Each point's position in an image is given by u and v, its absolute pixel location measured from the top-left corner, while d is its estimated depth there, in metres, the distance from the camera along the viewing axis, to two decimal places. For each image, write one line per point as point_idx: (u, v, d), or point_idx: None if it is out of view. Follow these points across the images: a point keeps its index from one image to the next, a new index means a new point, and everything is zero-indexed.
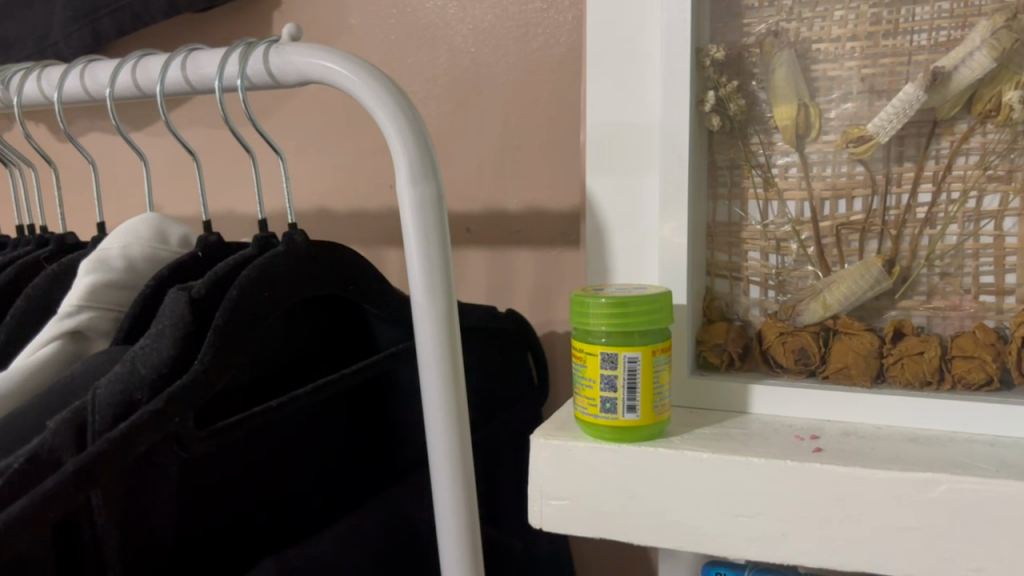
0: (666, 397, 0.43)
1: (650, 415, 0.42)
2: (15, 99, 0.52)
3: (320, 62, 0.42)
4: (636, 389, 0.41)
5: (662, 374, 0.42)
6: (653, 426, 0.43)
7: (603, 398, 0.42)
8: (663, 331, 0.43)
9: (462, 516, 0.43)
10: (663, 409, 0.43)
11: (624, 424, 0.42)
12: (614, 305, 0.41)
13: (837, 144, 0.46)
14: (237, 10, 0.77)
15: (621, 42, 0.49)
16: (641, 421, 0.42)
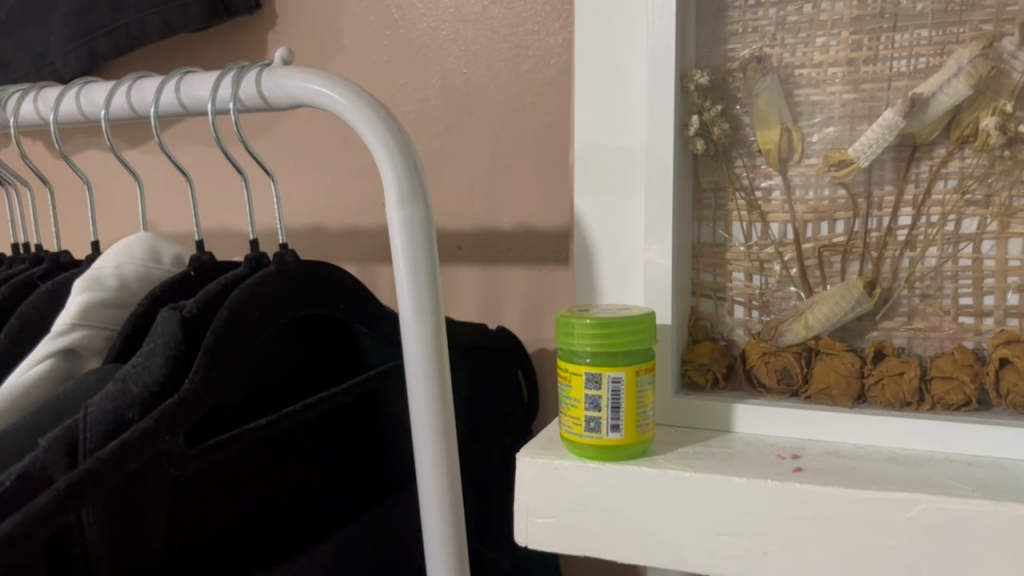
0: (649, 416, 0.43)
1: (634, 435, 0.43)
2: (11, 119, 0.52)
3: (312, 86, 0.43)
4: (620, 409, 0.42)
5: (645, 395, 0.43)
6: (636, 445, 0.43)
7: (588, 417, 0.43)
8: (647, 352, 0.44)
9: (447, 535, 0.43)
10: (646, 429, 0.43)
11: (608, 443, 0.43)
12: (600, 326, 0.42)
13: (819, 168, 0.47)
14: (232, 31, 0.78)
15: (608, 66, 0.50)
16: (624, 440, 0.42)
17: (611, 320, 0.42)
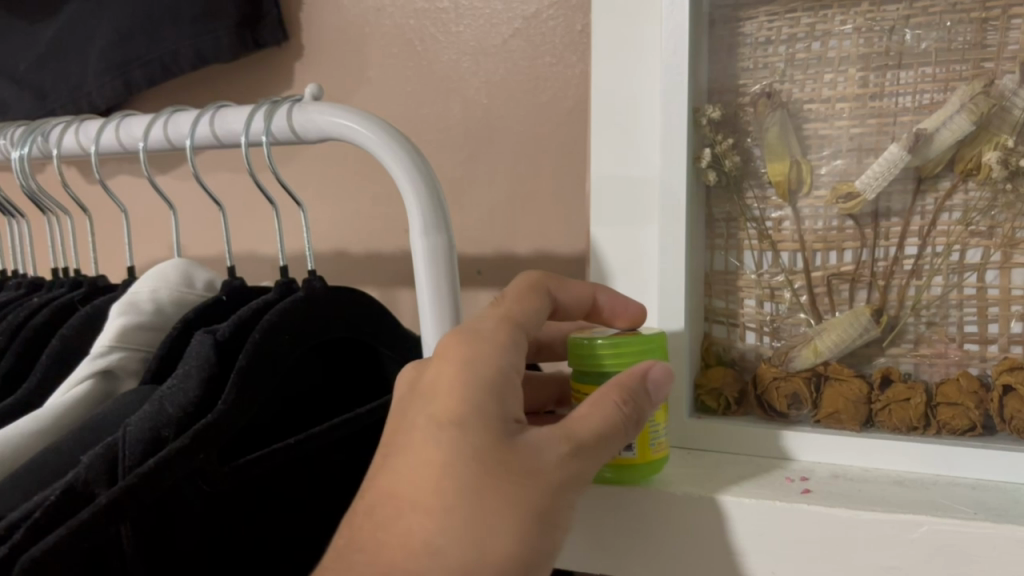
0: (660, 436, 0.44)
1: (646, 453, 0.44)
2: (54, 151, 0.55)
3: (341, 121, 0.46)
4: None
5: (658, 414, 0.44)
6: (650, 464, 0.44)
7: None
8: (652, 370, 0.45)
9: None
10: (658, 448, 0.44)
11: (620, 462, 0.44)
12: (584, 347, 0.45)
13: (828, 199, 0.49)
14: (260, 62, 0.80)
15: (624, 101, 0.52)
16: (636, 458, 0.44)
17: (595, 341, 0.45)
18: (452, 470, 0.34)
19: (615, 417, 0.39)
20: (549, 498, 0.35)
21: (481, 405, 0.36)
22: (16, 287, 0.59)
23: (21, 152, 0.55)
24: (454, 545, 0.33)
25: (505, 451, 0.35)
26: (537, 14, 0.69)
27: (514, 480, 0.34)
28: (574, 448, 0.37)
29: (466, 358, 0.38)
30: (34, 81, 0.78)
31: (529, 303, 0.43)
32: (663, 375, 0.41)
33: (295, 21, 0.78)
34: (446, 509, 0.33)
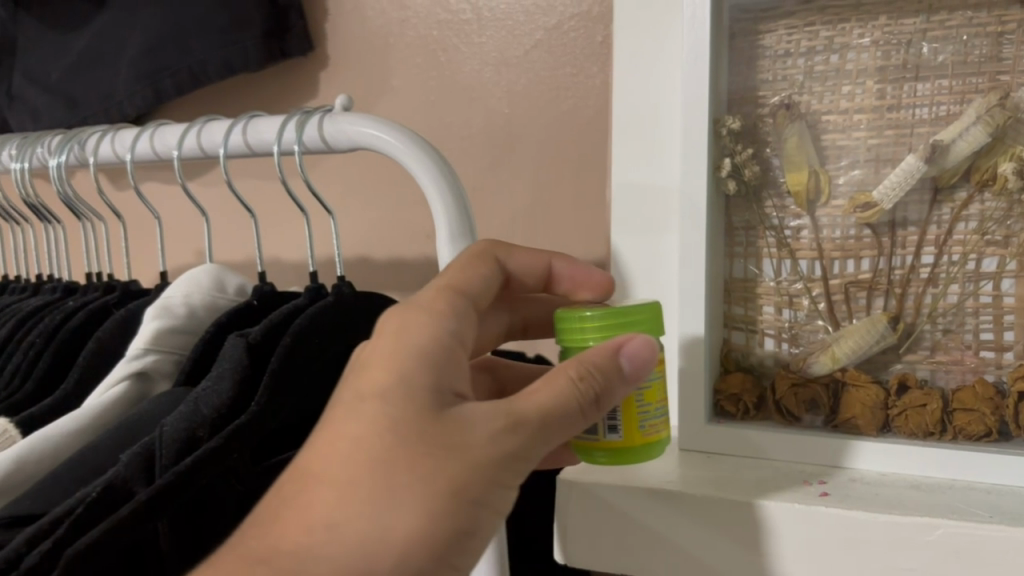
0: (653, 418, 0.43)
1: (634, 436, 0.42)
2: (91, 159, 0.57)
3: (371, 132, 0.47)
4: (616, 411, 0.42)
5: (646, 395, 0.42)
6: (641, 448, 0.43)
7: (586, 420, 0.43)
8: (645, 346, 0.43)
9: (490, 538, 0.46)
10: (649, 431, 0.43)
11: (607, 446, 0.42)
12: (572, 319, 0.42)
13: (846, 209, 0.50)
14: (285, 71, 0.82)
15: (645, 113, 0.53)
16: (624, 442, 0.42)
17: (584, 313, 0.42)
18: (366, 443, 0.32)
19: (569, 394, 0.35)
20: (474, 477, 0.33)
21: (410, 373, 0.34)
22: (52, 289, 0.60)
23: (59, 160, 0.57)
24: (357, 520, 0.31)
25: (426, 424, 0.33)
26: (558, 25, 0.70)
27: (434, 454, 0.32)
28: (513, 423, 0.34)
29: (402, 326, 0.36)
30: (66, 90, 0.80)
31: (477, 277, 0.42)
32: (640, 350, 0.38)
33: (320, 31, 0.79)
34: (355, 481, 0.32)
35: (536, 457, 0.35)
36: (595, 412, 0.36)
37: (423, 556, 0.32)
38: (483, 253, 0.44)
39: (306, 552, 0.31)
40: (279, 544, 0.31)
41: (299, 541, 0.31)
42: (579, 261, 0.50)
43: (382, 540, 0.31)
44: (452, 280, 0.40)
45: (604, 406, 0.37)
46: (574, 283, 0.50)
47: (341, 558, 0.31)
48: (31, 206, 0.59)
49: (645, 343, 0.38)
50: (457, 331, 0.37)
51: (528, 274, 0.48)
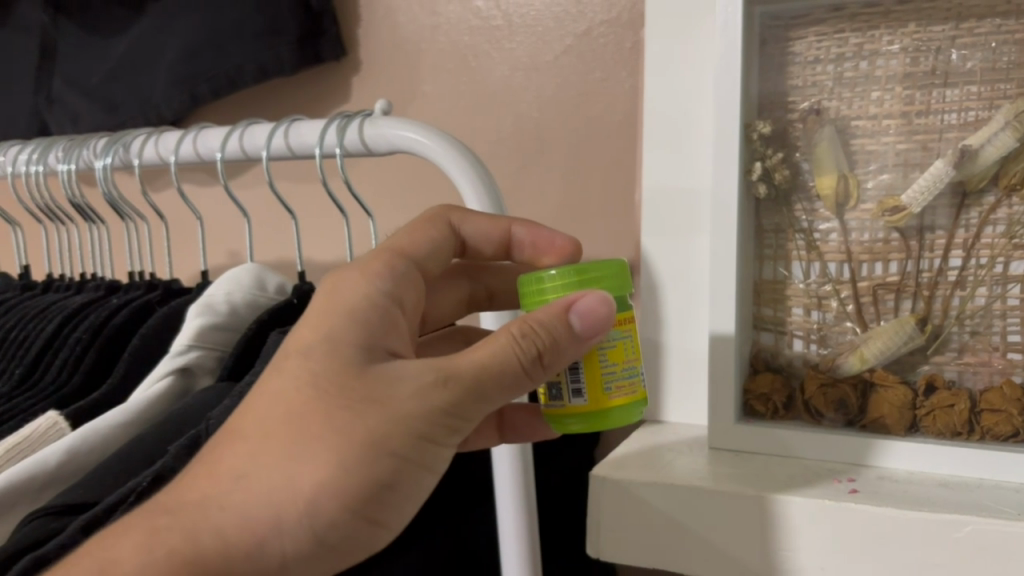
0: (619, 379, 0.39)
1: (599, 397, 0.38)
2: (136, 161, 0.58)
3: (410, 136, 0.49)
4: (578, 369, 0.38)
5: (610, 352, 0.38)
6: (612, 412, 0.39)
7: (550, 384, 0.39)
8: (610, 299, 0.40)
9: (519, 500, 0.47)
10: (617, 393, 0.39)
11: (576, 410, 0.39)
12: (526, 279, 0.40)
13: (874, 213, 0.51)
14: (318, 76, 0.83)
15: (676, 118, 0.54)
16: (592, 406, 0.38)
17: (539, 271, 0.39)
18: (282, 397, 0.34)
19: (512, 351, 0.34)
20: (394, 432, 0.33)
21: (336, 329, 0.35)
22: (95, 288, 0.63)
23: (104, 162, 0.58)
24: (269, 467, 0.33)
25: (350, 377, 0.34)
26: (588, 31, 0.71)
27: (353, 407, 0.33)
28: (442, 379, 0.34)
29: (335, 287, 0.37)
30: (106, 94, 0.83)
31: (422, 241, 0.44)
32: (593, 306, 0.35)
33: (353, 37, 0.81)
34: (269, 431, 0.33)
35: (470, 414, 0.35)
36: (540, 371, 0.35)
37: (337, 505, 0.33)
38: (434, 215, 0.46)
39: (214, 496, 0.33)
40: (190, 491, 0.33)
41: (211, 485, 0.33)
42: (539, 226, 0.47)
43: (292, 489, 0.33)
44: (398, 244, 0.43)
45: (552, 366, 0.35)
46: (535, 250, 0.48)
47: (251, 502, 0.32)
48: (77, 206, 0.61)
49: (600, 299, 0.36)
50: (394, 290, 0.39)
51: (484, 242, 0.47)
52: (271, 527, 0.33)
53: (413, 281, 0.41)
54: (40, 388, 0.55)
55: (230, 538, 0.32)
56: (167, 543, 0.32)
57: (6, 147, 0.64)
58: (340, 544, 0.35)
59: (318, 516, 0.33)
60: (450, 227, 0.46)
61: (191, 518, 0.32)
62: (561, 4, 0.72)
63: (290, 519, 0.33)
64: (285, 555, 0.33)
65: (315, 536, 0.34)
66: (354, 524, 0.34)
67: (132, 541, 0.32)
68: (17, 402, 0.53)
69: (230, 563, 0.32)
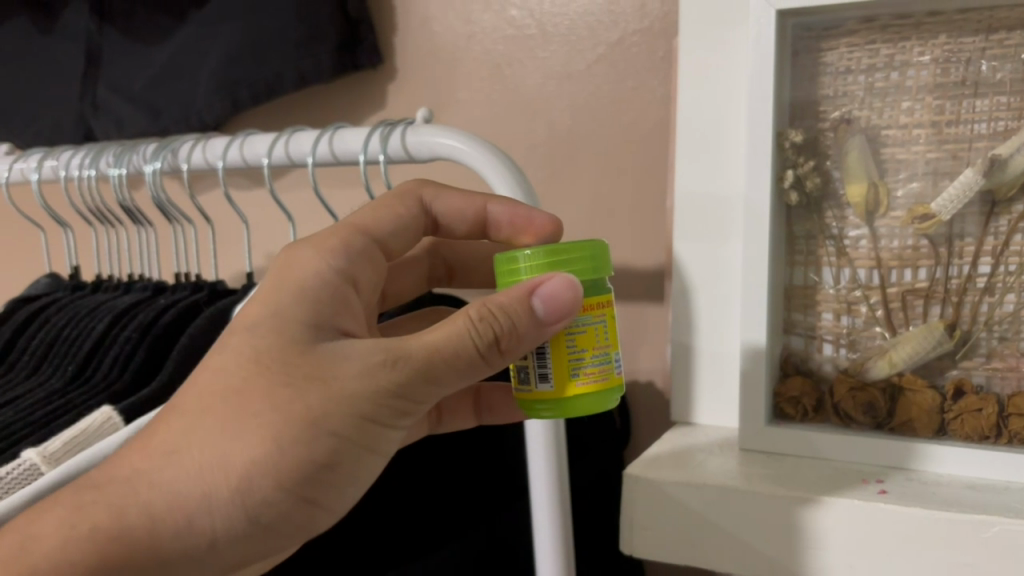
0: (587, 365, 0.42)
1: (565, 383, 0.42)
2: (184, 166, 0.60)
3: (451, 144, 0.50)
4: (546, 355, 0.42)
5: (579, 339, 0.42)
6: (578, 398, 0.42)
7: (522, 368, 0.43)
8: (587, 285, 0.43)
9: (553, 494, 0.52)
10: (583, 380, 0.42)
11: (544, 395, 0.43)
12: (506, 261, 0.44)
13: (904, 220, 0.52)
14: (354, 82, 0.85)
15: (710, 127, 0.56)
16: (556, 392, 0.42)
17: (516, 253, 0.43)
18: (209, 389, 0.39)
19: (462, 335, 0.39)
20: (332, 412, 0.39)
21: (286, 309, 0.41)
22: (142, 289, 0.66)
23: (154, 167, 0.61)
24: (195, 453, 0.38)
25: (296, 358, 0.39)
26: (621, 40, 0.73)
27: (295, 385, 0.39)
28: (391, 359, 0.39)
29: (290, 266, 0.44)
30: (149, 100, 0.85)
31: (387, 218, 0.50)
32: (550, 292, 0.39)
33: (389, 45, 0.83)
34: (198, 421, 0.39)
35: (419, 391, 0.40)
36: (495, 352, 0.40)
37: (269, 485, 0.39)
38: (404, 194, 0.52)
39: (140, 478, 0.38)
40: (119, 469, 0.39)
41: (139, 466, 0.39)
42: (518, 203, 0.49)
43: (222, 473, 0.38)
44: (362, 221, 0.49)
45: (507, 347, 0.40)
46: (518, 228, 0.50)
47: (177, 483, 0.38)
48: (127, 209, 0.63)
49: (563, 283, 0.40)
50: (345, 269, 0.45)
51: (453, 216, 0.53)
52: (198, 507, 0.38)
53: (365, 259, 0.47)
54: (92, 385, 0.57)
55: (156, 515, 0.38)
56: (93, 518, 0.37)
57: (59, 152, 0.67)
58: (276, 520, 0.40)
59: (250, 496, 0.39)
60: (421, 205, 0.52)
61: (117, 496, 0.38)
62: (594, 14, 0.74)
63: (217, 500, 0.38)
64: (214, 530, 0.39)
65: (248, 513, 0.39)
66: (289, 503, 0.40)
67: (57, 518, 0.38)
68: (71, 397, 0.55)
69: (155, 538, 0.38)
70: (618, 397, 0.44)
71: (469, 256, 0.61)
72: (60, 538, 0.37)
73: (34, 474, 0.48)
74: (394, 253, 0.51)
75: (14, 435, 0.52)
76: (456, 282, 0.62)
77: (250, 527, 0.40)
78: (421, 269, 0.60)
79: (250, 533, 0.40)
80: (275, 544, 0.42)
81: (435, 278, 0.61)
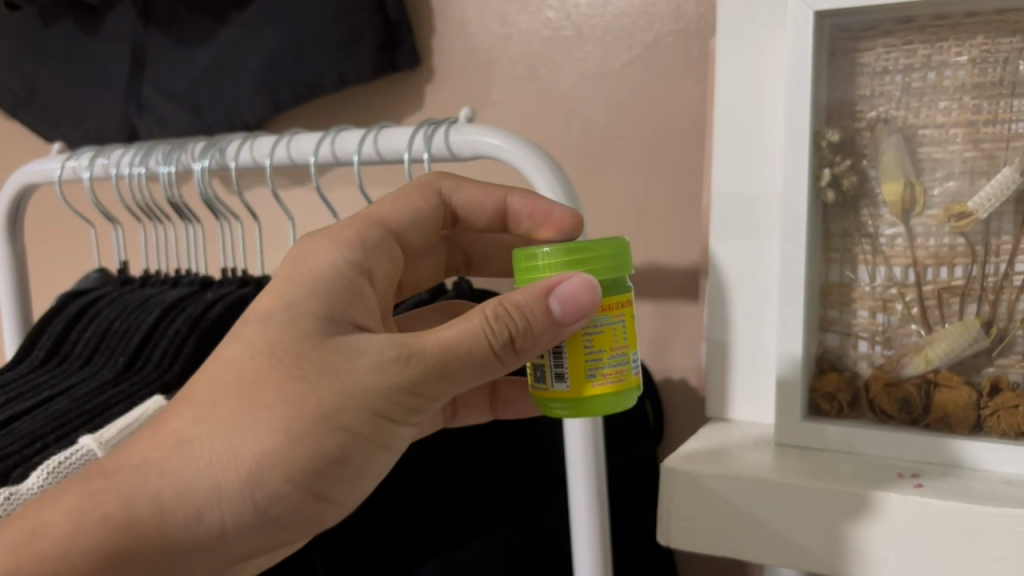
0: (605, 366, 0.43)
1: (580, 383, 0.43)
2: (232, 164, 0.63)
3: (493, 144, 0.52)
4: (562, 355, 0.43)
5: (595, 338, 0.43)
6: (595, 398, 0.43)
7: (538, 366, 0.44)
8: (608, 284, 0.44)
9: (590, 482, 0.53)
10: (600, 381, 0.43)
11: (559, 394, 0.44)
12: (525, 257, 0.44)
13: (940, 219, 0.52)
14: (393, 83, 0.87)
15: (748, 125, 0.56)
16: (573, 392, 0.43)
17: (535, 250, 0.44)
18: (222, 381, 0.41)
19: (476, 331, 0.41)
20: (349, 406, 0.40)
21: (300, 300, 0.43)
22: (190, 283, 0.68)
23: (201, 165, 0.63)
24: (205, 443, 0.39)
25: (311, 351, 0.41)
26: (656, 41, 0.74)
27: (311, 380, 0.40)
28: (405, 354, 0.41)
29: (303, 256, 0.45)
30: (193, 100, 0.87)
31: (404, 210, 0.51)
32: (568, 292, 0.40)
33: (427, 47, 0.84)
34: (209, 412, 0.40)
35: (432, 388, 0.41)
36: (510, 351, 0.41)
37: (279, 478, 0.40)
38: (422, 187, 0.52)
39: (151, 467, 0.39)
40: (129, 459, 0.40)
41: (149, 455, 0.40)
42: (539, 199, 0.50)
43: (232, 464, 0.39)
44: (380, 214, 0.50)
45: (522, 346, 0.41)
46: (535, 222, 0.50)
47: (187, 473, 0.39)
48: (176, 204, 0.66)
49: (580, 284, 0.40)
50: (361, 262, 0.46)
51: (474, 209, 0.54)
52: (208, 499, 0.39)
53: (380, 251, 0.48)
54: (145, 375, 0.60)
55: (165, 506, 0.39)
56: (100, 508, 0.38)
57: (110, 150, 0.69)
58: (286, 514, 0.41)
59: (260, 488, 0.40)
60: (440, 197, 0.53)
61: (127, 485, 0.39)
62: (630, 15, 0.75)
63: (227, 491, 0.39)
64: (224, 521, 0.40)
65: (257, 506, 0.40)
66: (299, 497, 0.41)
67: (64, 507, 0.38)
68: (124, 388, 0.59)
69: (163, 531, 0.39)
70: (634, 397, 0.45)
71: (486, 246, 0.61)
72: (69, 525, 0.38)
73: (90, 459, 0.51)
74: (411, 245, 0.52)
75: (70, 426, 0.55)
76: (473, 270, 0.62)
77: (259, 520, 0.41)
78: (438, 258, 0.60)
79: (259, 526, 0.41)
80: (284, 538, 0.43)
81: (453, 268, 0.61)
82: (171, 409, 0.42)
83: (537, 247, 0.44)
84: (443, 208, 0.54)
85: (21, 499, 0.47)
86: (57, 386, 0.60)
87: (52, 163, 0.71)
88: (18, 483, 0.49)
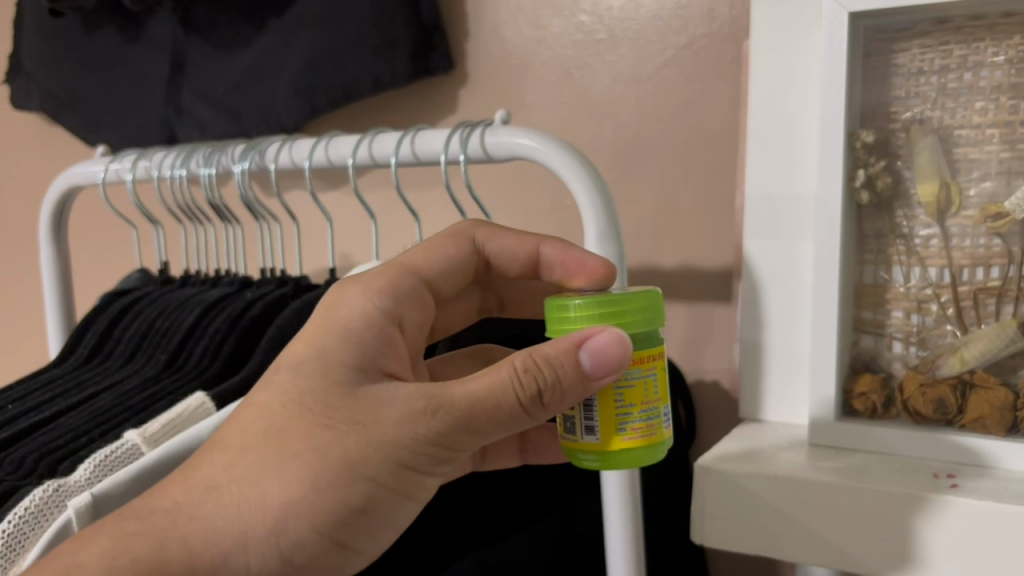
0: (635, 420, 0.43)
1: (611, 437, 0.43)
2: (272, 166, 0.64)
3: (530, 144, 0.52)
4: (592, 409, 0.43)
5: (626, 393, 0.43)
6: (622, 452, 0.43)
7: (568, 418, 0.45)
8: (641, 336, 0.44)
9: (626, 509, 0.53)
10: (630, 435, 0.43)
11: (589, 447, 0.44)
12: (557, 307, 0.45)
13: (976, 219, 0.51)
14: (428, 86, 0.88)
15: (784, 125, 0.57)
16: (602, 444, 0.43)
17: (567, 300, 0.44)
18: (252, 428, 0.42)
19: (506, 384, 0.41)
20: (370, 454, 0.41)
21: (332, 348, 0.44)
22: (230, 283, 0.70)
23: (242, 167, 0.64)
24: (234, 490, 0.41)
25: (340, 402, 0.42)
26: (690, 43, 0.74)
27: (337, 427, 0.41)
28: (431, 406, 0.41)
29: (336, 304, 0.46)
30: (231, 104, 0.89)
31: (437, 258, 0.52)
32: (605, 345, 0.40)
33: (460, 51, 0.85)
34: (239, 459, 0.41)
35: (459, 440, 0.42)
36: (538, 405, 0.42)
37: (305, 527, 0.41)
38: (457, 235, 0.53)
39: (181, 511, 0.41)
40: (162, 502, 0.41)
41: (182, 500, 0.41)
42: (572, 248, 0.51)
43: (259, 510, 0.40)
44: (413, 262, 0.51)
45: (550, 401, 0.41)
46: (567, 272, 0.51)
47: (217, 519, 0.40)
48: (216, 207, 0.67)
49: (614, 339, 0.40)
50: (392, 310, 0.47)
51: (511, 261, 0.54)
52: (235, 542, 0.40)
53: (412, 300, 0.49)
54: (186, 373, 0.62)
55: (194, 551, 0.40)
56: (131, 552, 0.39)
57: (152, 152, 0.71)
58: (310, 561, 0.42)
59: (285, 536, 0.41)
60: (473, 247, 0.53)
61: (159, 528, 0.40)
62: (662, 18, 0.75)
63: (253, 537, 0.40)
64: (250, 566, 0.41)
65: (281, 554, 0.41)
66: (321, 545, 0.42)
67: (98, 548, 0.39)
68: (166, 386, 0.60)
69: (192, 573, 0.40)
70: (665, 448, 0.45)
71: (522, 290, 0.61)
72: (103, 568, 0.39)
73: (135, 454, 0.52)
74: (442, 293, 0.53)
75: (114, 421, 0.56)
76: (507, 312, 0.62)
77: (283, 568, 0.42)
78: (474, 298, 0.60)
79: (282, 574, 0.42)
80: None
81: (485, 310, 0.62)
82: (207, 445, 0.43)
83: (569, 298, 0.45)
84: (477, 256, 0.54)
85: (71, 490, 0.49)
86: (100, 383, 0.62)
87: (96, 165, 0.72)
88: (67, 476, 0.50)
